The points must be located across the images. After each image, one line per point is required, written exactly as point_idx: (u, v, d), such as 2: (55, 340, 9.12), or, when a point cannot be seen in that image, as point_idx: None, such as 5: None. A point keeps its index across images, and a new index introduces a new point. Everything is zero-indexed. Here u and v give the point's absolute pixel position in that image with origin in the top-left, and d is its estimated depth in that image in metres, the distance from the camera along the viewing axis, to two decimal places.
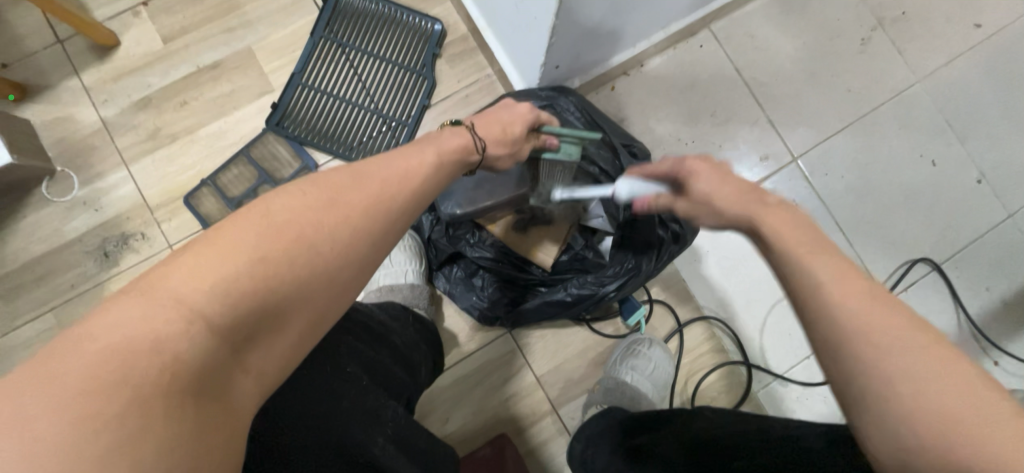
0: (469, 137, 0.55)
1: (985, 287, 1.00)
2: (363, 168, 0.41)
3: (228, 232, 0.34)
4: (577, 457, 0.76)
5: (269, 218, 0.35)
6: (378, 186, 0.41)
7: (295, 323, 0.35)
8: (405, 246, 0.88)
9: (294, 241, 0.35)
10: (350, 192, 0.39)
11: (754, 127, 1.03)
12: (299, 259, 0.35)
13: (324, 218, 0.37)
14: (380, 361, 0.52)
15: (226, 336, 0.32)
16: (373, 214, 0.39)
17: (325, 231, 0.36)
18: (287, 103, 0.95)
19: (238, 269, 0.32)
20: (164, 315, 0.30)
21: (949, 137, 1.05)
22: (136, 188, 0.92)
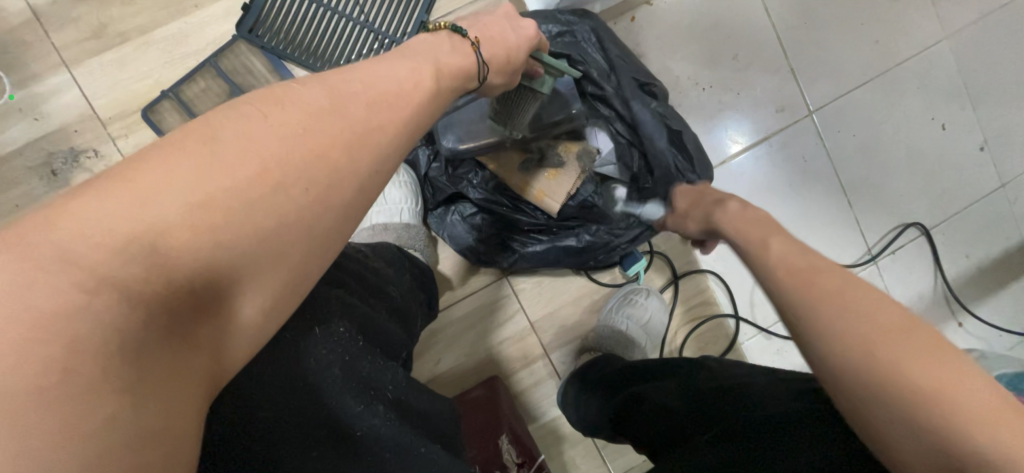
0: (475, 57, 0.47)
1: (966, 254, 1.04)
2: (358, 89, 0.34)
3: (161, 168, 0.26)
4: (569, 397, 0.82)
5: (215, 150, 0.28)
6: (379, 105, 0.34)
7: (267, 278, 0.29)
8: (402, 183, 0.81)
9: (249, 183, 0.28)
10: (333, 112, 0.32)
11: (775, 76, 0.97)
12: (261, 206, 0.28)
13: (296, 151, 0.30)
14: (374, 317, 0.48)
15: (171, 301, 0.26)
16: (368, 144, 0.32)
17: (294, 169, 0.29)
18: (260, 6, 0.81)
19: (176, 216, 0.26)
20: (83, 274, 0.24)
21: (964, 100, 1.02)
22: (83, 96, 0.79)
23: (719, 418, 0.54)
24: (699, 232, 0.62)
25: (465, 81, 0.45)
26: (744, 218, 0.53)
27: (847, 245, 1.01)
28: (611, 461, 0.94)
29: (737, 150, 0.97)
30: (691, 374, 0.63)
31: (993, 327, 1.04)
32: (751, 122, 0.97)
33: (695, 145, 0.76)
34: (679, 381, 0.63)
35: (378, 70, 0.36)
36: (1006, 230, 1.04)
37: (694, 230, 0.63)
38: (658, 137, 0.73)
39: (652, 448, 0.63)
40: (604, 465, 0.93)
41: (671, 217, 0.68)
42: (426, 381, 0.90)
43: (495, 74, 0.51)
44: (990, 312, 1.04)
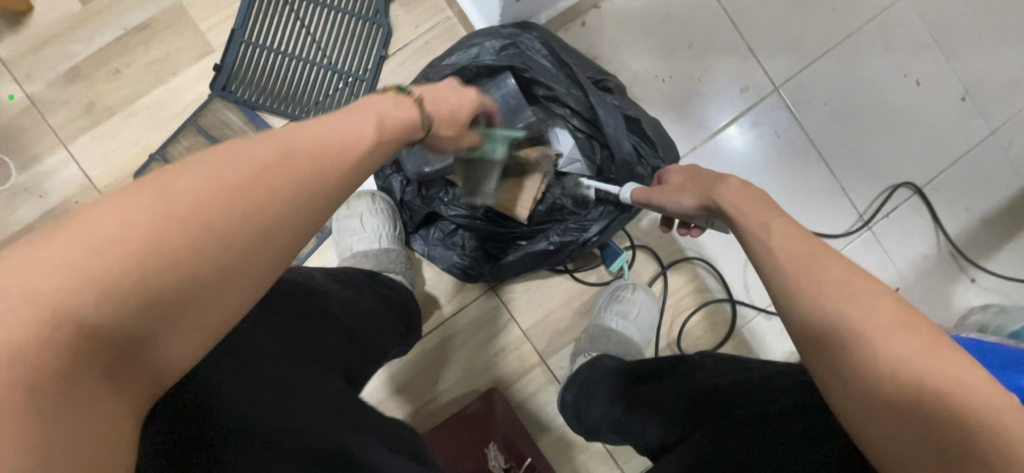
0: (415, 109, 0.46)
1: (966, 208, 1.00)
2: (305, 140, 0.34)
3: (108, 212, 0.28)
4: (568, 405, 0.77)
5: (162, 206, 0.28)
6: (322, 154, 0.34)
7: (214, 301, 0.31)
8: (378, 210, 0.84)
9: (193, 233, 0.29)
10: (276, 165, 0.32)
11: (734, 57, 0.97)
12: (207, 254, 0.29)
13: (240, 205, 0.30)
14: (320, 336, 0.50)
15: (127, 325, 0.28)
16: (309, 193, 0.33)
17: (238, 219, 0.30)
18: (231, 64, 0.87)
19: (120, 265, 0.27)
20: (42, 305, 0.26)
21: (935, 53, 1.00)
22: (80, 169, 0.86)
23: (716, 419, 0.53)
24: (694, 202, 0.56)
25: (406, 134, 0.43)
26: (740, 192, 0.49)
27: (838, 214, 0.99)
28: (624, 463, 0.92)
29: (708, 134, 0.97)
30: (687, 375, 0.62)
31: (1009, 279, 0.99)
32: (717, 105, 0.97)
33: (657, 132, 0.77)
34: (676, 384, 0.62)
35: (325, 125, 0.36)
36: (1005, 177, 1.01)
37: (689, 201, 0.57)
38: (616, 124, 0.71)
39: (652, 447, 0.62)
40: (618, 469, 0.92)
41: (662, 193, 0.61)
42: (426, 402, 0.91)
43: (444, 126, 0.51)
44: (1003, 264, 1.00)
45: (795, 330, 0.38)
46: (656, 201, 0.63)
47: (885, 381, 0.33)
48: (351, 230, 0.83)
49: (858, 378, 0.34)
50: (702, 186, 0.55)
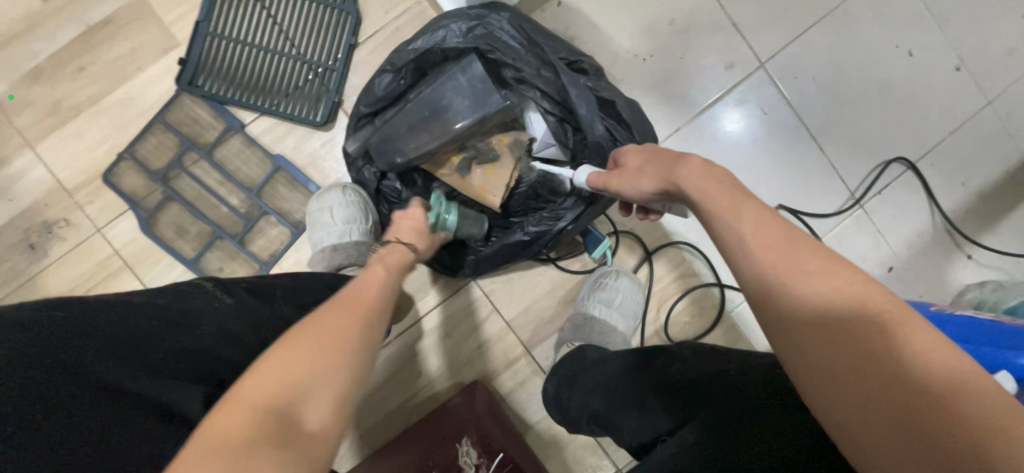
0: (400, 245, 0.63)
1: (962, 183, 0.97)
2: (348, 290, 0.47)
3: (244, 388, 0.33)
4: (550, 397, 0.75)
5: (283, 352, 0.36)
6: (360, 290, 0.47)
7: (327, 403, 0.34)
8: (349, 202, 0.81)
9: (312, 350, 0.36)
10: (342, 304, 0.43)
11: (718, 33, 0.94)
12: (328, 363, 0.36)
13: (334, 325, 0.39)
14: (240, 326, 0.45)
15: (281, 440, 0.30)
16: (370, 310, 0.44)
17: (335, 334, 0.38)
18: (197, 57, 0.85)
19: (263, 401, 0.32)
20: (215, 444, 0.29)
21: (928, 22, 0.96)
22: (49, 171, 0.84)
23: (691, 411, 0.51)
24: (653, 187, 0.50)
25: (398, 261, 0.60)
26: (706, 174, 0.43)
27: (828, 193, 0.96)
28: (612, 453, 0.90)
29: (692, 114, 0.94)
30: (664, 363, 0.60)
31: (1007, 255, 0.96)
32: (701, 84, 0.94)
33: (632, 113, 0.73)
34: (652, 370, 0.60)
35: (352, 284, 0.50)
36: (1003, 150, 0.97)
37: (649, 186, 0.51)
38: (587, 106, 0.68)
39: (632, 444, 0.60)
40: (608, 459, 0.90)
41: (620, 177, 0.55)
42: (408, 396, 0.90)
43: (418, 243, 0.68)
44: (1000, 239, 0.97)
45: (769, 308, 0.36)
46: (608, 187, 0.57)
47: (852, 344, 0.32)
48: (322, 224, 0.81)
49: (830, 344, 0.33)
50: (663, 168, 0.49)
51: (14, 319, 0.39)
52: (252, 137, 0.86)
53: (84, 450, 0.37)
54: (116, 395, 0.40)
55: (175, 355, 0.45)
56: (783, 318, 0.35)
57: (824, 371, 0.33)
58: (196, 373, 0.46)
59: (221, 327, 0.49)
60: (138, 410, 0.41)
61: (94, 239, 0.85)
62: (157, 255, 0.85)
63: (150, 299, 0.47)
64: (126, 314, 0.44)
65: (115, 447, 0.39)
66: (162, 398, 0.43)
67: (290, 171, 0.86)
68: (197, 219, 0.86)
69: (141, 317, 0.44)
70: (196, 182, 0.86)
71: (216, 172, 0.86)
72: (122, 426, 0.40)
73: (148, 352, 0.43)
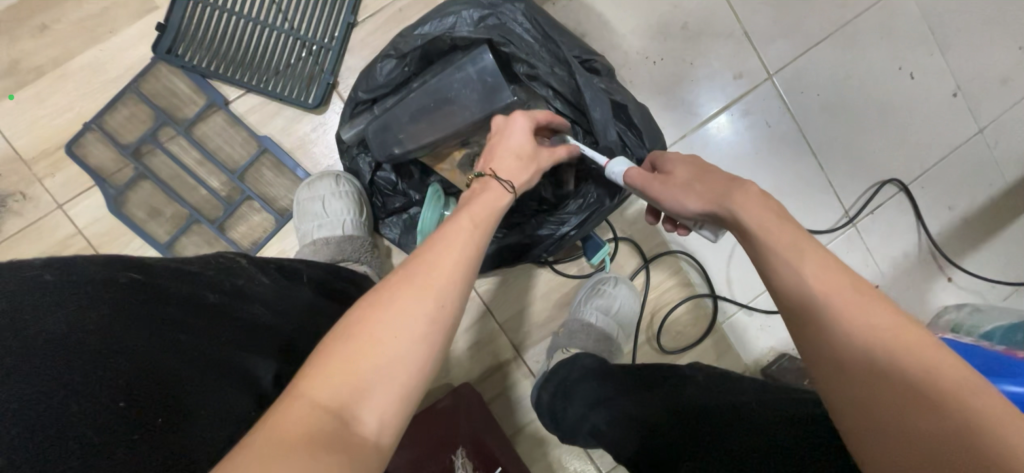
0: (495, 182, 0.53)
1: (948, 207, 0.99)
2: (432, 247, 0.43)
3: (306, 377, 0.33)
4: (544, 405, 0.74)
5: (352, 330, 0.36)
6: (447, 247, 0.43)
7: (381, 402, 0.33)
8: (342, 193, 0.77)
9: (377, 330, 0.36)
10: (422, 269, 0.40)
11: (729, 41, 0.92)
12: (393, 343, 0.35)
13: (408, 298, 0.38)
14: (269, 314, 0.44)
15: (330, 439, 0.30)
16: (456, 278, 0.41)
17: (405, 310, 0.37)
18: (177, 24, 0.77)
19: (330, 382, 0.33)
20: (286, 420, 0.30)
21: (931, 46, 0.97)
22: (2, 138, 0.76)
23: (696, 437, 0.52)
24: (700, 207, 0.50)
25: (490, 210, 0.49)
26: (759, 201, 0.45)
27: (824, 209, 0.97)
28: (597, 458, 0.90)
29: (698, 122, 0.93)
30: (673, 386, 0.60)
31: (985, 279, 0.99)
32: (709, 92, 0.92)
33: (644, 119, 0.71)
34: (659, 393, 0.61)
35: (442, 235, 0.45)
36: (989, 177, 1.00)
37: (695, 203, 0.50)
38: (601, 109, 0.65)
39: (632, 459, 0.60)
40: (592, 464, 0.90)
41: (664, 183, 0.54)
42: None
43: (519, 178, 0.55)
44: (979, 264, 1.00)
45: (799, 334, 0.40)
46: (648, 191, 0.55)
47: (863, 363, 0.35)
48: (313, 214, 0.76)
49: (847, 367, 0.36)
50: (714, 191, 0.49)
51: (88, 277, 0.36)
52: (236, 116, 0.80)
53: (174, 424, 0.34)
54: (207, 364, 0.38)
55: (248, 328, 0.43)
56: (838, 342, 0.37)
57: (868, 398, 0.35)
58: (265, 348, 0.44)
59: (274, 308, 0.47)
60: (224, 382, 0.39)
61: (54, 216, 0.77)
62: (127, 237, 0.79)
63: (205, 269, 0.44)
64: (192, 283, 0.41)
65: (207, 421, 0.36)
66: (244, 369, 0.41)
67: (277, 154, 0.81)
68: (172, 201, 0.79)
69: (208, 289, 0.42)
70: (172, 160, 0.79)
71: (195, 150, 0.80)
72: (213, 398, 0.37)
73: (228, 322, 0.42)
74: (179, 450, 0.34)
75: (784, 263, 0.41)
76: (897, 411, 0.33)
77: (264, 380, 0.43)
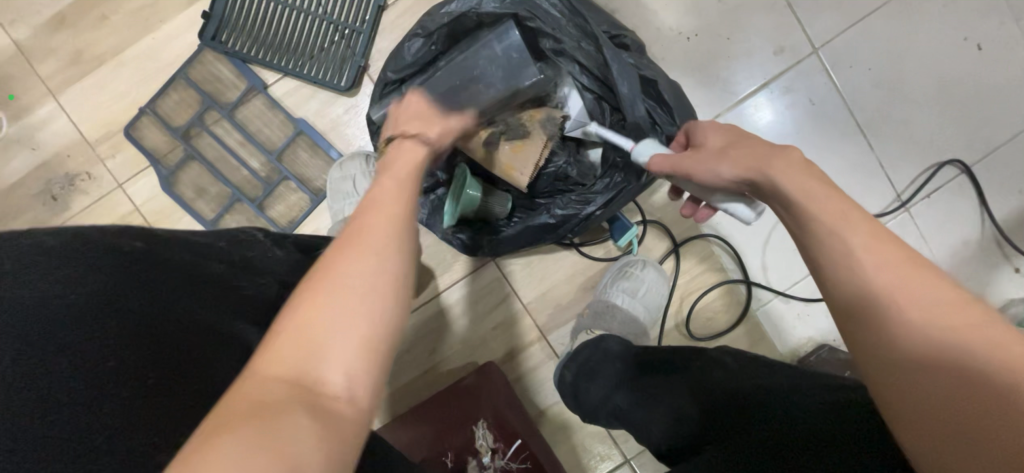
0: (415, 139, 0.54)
1: (1018, 191, 0.91)
2: (362, 209, 0.40)
3: (257, 358, 0.32)
4: (568, 386, 0.73)
5: (297, 303, 0.33)
6: (377, 207, 0.40)
7: (340, 366, 0.31)
8: (373, 173, 0.79)
9: (322, 295, 0.33)
10: (359, 231, 0.37)
11: (770, 14, 0.87)
12: (342, 306, 0.32)
13: (348, 257, 0.35)
14: (246, 287, 0.46)
15: (285, 412, 0.29)
16: (398, 233, 0.38)
17: (346, 271, 0.34)
18: (221, 12, 0.81)
19: (281, 361, 0.31)
20: (236, 407, 0.29)
21: (1003, 14, 0.88)
22: (71, 122, 0.83)
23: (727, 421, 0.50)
24: (736, 174, 0.48)
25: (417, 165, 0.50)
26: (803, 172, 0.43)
27: (873, 192, 0.90)
28: (622, 443, 0.89)
29: (735, 100, 0.89)
30: (702, 369, 0.58)
31: None
32: (747, 68, 0.88)
33: (674, 94, 0.69)
34: (688, 375, 0.58)
35: (368, 199, 0.41)
36: None
37: (731, 171, 0.48)
38: (629, 84, 0.64)
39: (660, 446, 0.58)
40: (616, 449, 0.89)
41: (695, 159, 0.52)
42: (421, 372, 0.89)
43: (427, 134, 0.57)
44: None
45: (858, 321, 0.36)
46: (687, 165, 0.53)
47: (918, 343, 0.33)
48: (345, 193, 0.79)
49: (901, 346, 0.34)
50: (752, 157, 0.47)
51: (91, 243, 0.37)
52: (274, 99, 0.84)
53: (175, 390, 0.35)
54: (202, 329, 0.39)
55: (247, 298, 0.45)
56: (883, 319, 0.35)
57: (898, 371, 0.34)
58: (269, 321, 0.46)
59: (279, 279, 0.50)
60: (221, 347, 0.39)
61: (115, 195, 0.84)
62: (177, 215, 0.84)
63: (214, 242, 0.47)
64: (183, 256, 0.43)
65: (208, 389, 0.37)
66: (245, 339, 0.42)
67: (311, 136, 0.84)
68: (217, 180, 0.84)
69: (213, 259, 0.45)
70: (217, 142, 0.84)
71: (237, 133, 0.84)
72: (208, 360, 0.38)
73: (224, 292, 0.43)
74: (172, 413, 0.35)
75: (833, 237, 0.38)
76: (931, 387, 0.32)
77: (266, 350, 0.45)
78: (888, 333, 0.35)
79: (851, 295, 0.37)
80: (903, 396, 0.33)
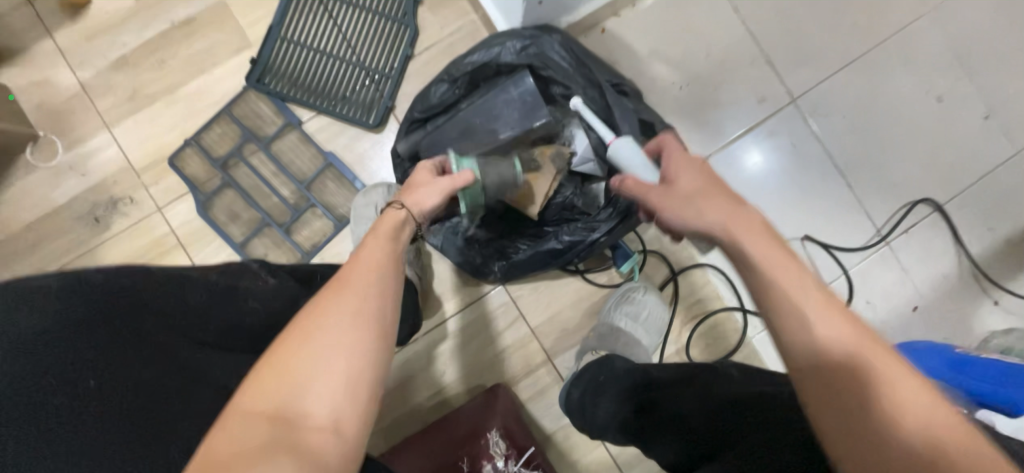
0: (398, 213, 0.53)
1: (988, 228, 0.98)
2: (352, 259, 0.45)
3: (243, 396, 0.35)
4: (574, 402, 0.78)
5: (280, 350, 0.37)
6: (363, 259, 0.45)
7: (319, 408, 0.35)
8: None
9: (303, 343, 0.36)
10: (343, 280, 0.42)
11: (752, 68, 0.98)
12: (321, 353, 0.36)
13: (329, 308, 0.39)
14: (232, 324, 0.49)
15: (271, 446, 0.32)
16: (380, 281, 0.43)
17: (326, 321, 0.38)
18: (267, 58, 0.92)
19: (268, 401, 0.34)
20: (228, 440, 0.32)
21: (958, 71, 0.99)
22: (121, 151, 0.91)
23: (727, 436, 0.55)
24: (705, 220, 0.50)
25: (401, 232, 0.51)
26: None
27: (854, 227, 0.98)
28: (627, 469, 0.91)
29: (723, 142, 0.98)
30: (710, 383, 0.61)
31: None
32: (734, 114, 0.98)
33: None
34: (699, 391, 0.61)
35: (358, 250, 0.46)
36: None
37: None
38: (629, 125, 0.72)
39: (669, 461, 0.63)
40: None
41: (667, 196, 0.55)
42: (430, 395, 0.92)
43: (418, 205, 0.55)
44: None
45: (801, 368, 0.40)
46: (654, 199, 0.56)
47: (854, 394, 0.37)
48: (368, 219, 0.86)
49: (841, 396, 0.37)
50: None
51: (84, 283, 0.41)
52: (307, 134, 0.92)
53: (152, 424, 0.39)
54: (177, 373, 0.43)
55: (225, 333, 0.49)
56: (826, 370, 0.38)
57: (839, 418, 0.37)
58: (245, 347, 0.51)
59: (265, 305, 0.53)
60: (196, 387, 0.43)
61: (153, 218, 0.90)
62: (209, 238, 0.90)
63: (205, 273, 0.50)
64: (170, 293, 0.45)
65: (190, 425, 0.41)
66: (222, 377, 0.46)
67: (339, 167, 0.92)
68: (249, 206, 0.91)
69: (199, 293, 0.48)
70: (252, 171, 0.92)
71: (271, 164, 0.92)
72: (183, 398, 0.42)
73: (202, 326, 0.47)
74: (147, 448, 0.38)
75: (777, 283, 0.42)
76: (860, 433, 0.36)
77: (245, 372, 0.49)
78: (833, 382, 0.38)
79: (797, 346, 0.40)
80: (847, 441, 0.37)
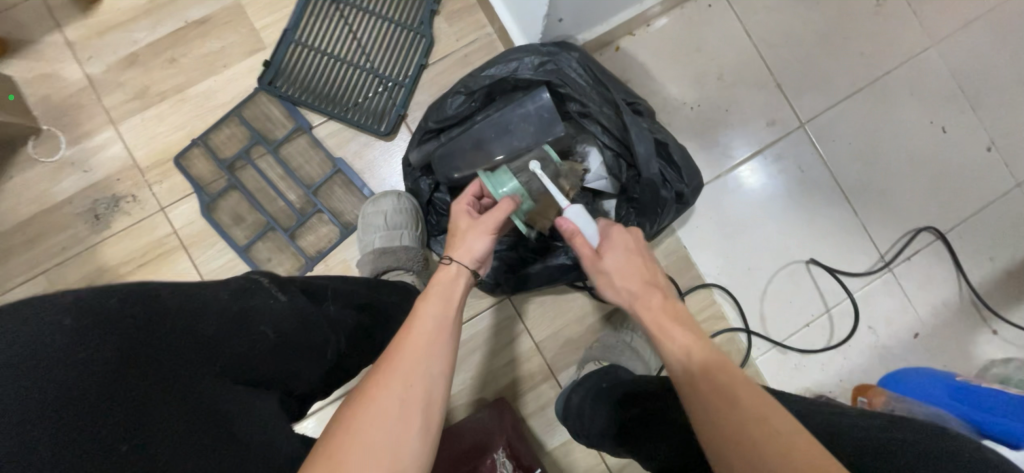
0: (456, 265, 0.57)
1: (989, 258, 0.99)
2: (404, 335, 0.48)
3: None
4: (574, 407, 0.76)
5: (339, 434, 0.39)
6: (416, 336, 0.48)
7: None
8: (402, 209, 0.86)
9: (363, 428, 0.39)
10: (398, 362, 0.45)
11: (762, 91, 1.00)
12: (377, 439, 0.39)
13: (387, 395, 0.42)
14: (251, 351, 0.45)
15: None
16: (431, 364, 0.46)
17: (384, 406, 0.41)
18: (279, 61, 0.91)
19: None
20: None
21: (962, 103, 1.01)
22: (126, 149, 0.90)
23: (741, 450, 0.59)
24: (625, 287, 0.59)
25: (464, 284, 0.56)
26: None
27: (858, 252, 0.98)
28: None
29: (732, 164, 0.99)
30: None
31: None
32: (743, 136, 0.99)
33: (682, 156, 0.78)
34: None
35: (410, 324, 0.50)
36: None
37: None
38: (645, 145, 0.73)
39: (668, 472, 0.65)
40: None
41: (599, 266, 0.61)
42: None
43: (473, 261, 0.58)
44: None
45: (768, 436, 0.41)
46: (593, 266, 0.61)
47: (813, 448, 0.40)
48: (375, 226, 0.85)
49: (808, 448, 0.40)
50: None
51: (96, 314, 0.37)
52: (317, 139, 0.92)
53: None
54: (200, 412, 0.39)
55: (244, 363, 0.44)
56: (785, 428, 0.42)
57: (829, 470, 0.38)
58: (259, 378, 0.45)
59: (276, 328, 0.47)
60: (221, 425, 0.39)
61: (156, 217, 0.89)
62: (212, 239, 0.89)
63: (215, 293, 0.45)
64: (168, 323, 0.41)
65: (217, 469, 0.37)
66: (249, 410, 0.42)
67: (348, 174, 0.91)
68: (254, 209, 0.90)
69: (212, 319, 0.43)
70: (259, 175, 0.91)
71: (279, 167, 0.91)
72: (209, 439, 0.38)
73: (211, 358, 0.42)
74: None
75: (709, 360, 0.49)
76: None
77: (263, 406, 0.44)
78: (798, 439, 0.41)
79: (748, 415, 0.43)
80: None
